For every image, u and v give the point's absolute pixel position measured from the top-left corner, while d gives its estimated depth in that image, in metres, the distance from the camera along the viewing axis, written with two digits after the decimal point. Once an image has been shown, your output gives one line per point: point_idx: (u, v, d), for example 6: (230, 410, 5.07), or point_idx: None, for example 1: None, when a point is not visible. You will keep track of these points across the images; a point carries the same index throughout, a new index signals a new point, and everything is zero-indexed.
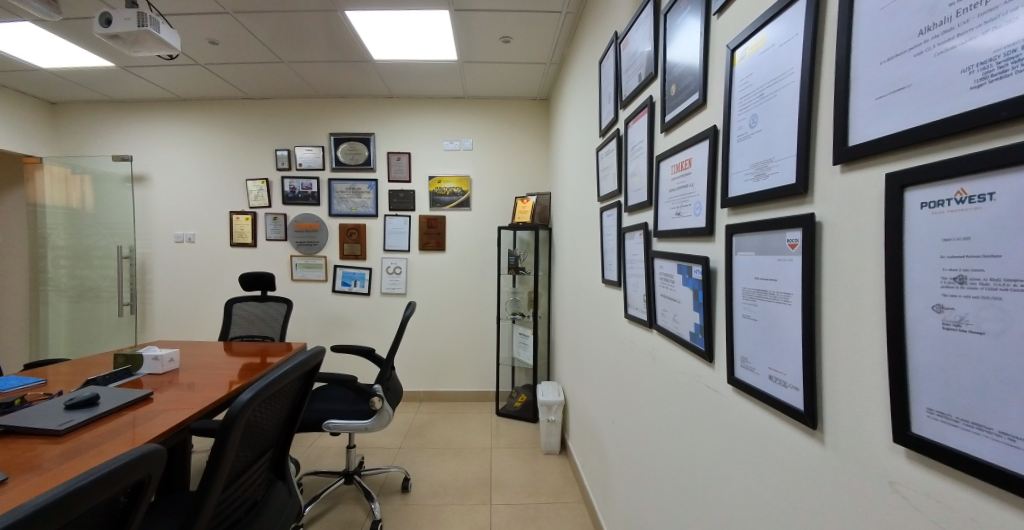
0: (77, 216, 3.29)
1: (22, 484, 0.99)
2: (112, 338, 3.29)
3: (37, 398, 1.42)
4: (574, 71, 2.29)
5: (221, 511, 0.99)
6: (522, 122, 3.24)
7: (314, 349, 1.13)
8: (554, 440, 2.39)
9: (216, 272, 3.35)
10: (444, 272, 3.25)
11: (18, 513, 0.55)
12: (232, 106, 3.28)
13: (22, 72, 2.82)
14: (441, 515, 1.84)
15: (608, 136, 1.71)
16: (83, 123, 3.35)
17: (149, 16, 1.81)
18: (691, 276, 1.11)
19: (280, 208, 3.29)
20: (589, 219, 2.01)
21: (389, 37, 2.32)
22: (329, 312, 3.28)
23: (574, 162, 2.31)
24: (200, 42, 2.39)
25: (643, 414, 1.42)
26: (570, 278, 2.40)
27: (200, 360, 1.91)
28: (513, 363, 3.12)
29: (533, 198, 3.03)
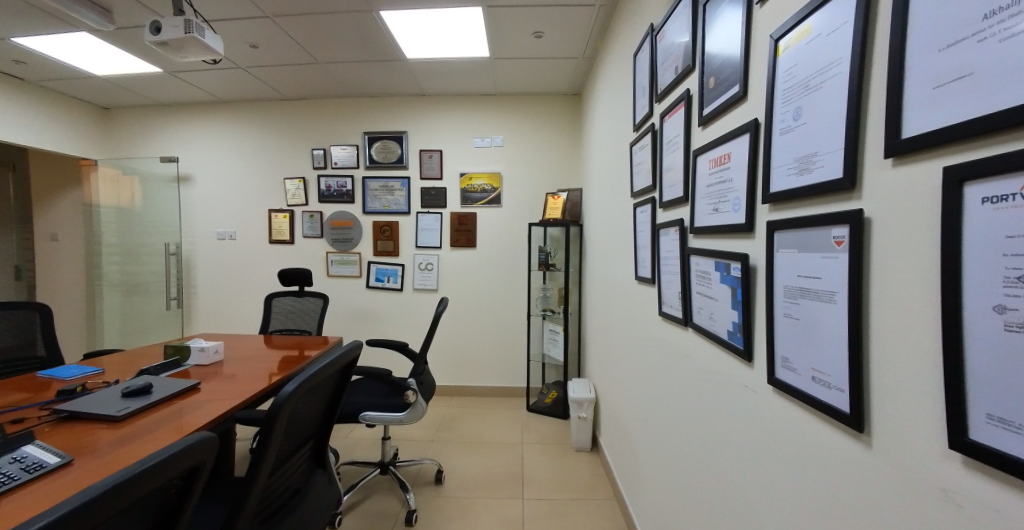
0: (128, 215, 3.48)
1: (85, 468, 1.06)
2: (161, 330, 3.47)
3: (98, 385, 1.51)
4: (606, 66, 2.26)
5: (267, 496, 1.03)
6: (553, 118, 3.21)
7: (351, 343, 1.15)
8: (585, 437, 2.38)
9: (254, 268, 3.46)
10: (474, 268, 3.26)
11: (91, 492, 0.60)
12: (270, 107, 3.38)
13: (78, 80, 2.98)
14: (472, 507, 1.87)
15: (643, 131, 1.68)
16: (131, 127, 3.52)
17: (194, 22, 1.88)
18: (729, 274, 1.10)
19: (316, 205, 3.37)
20: (620, 215, 1.99)
21: (423, 35, 2.35)
22: (363, 307, 3.36)
23: (605, 159, 2.27)
24: (240, 46, 2.46)
25: (678, 415, 1.39)
26: (601, 274, 2.37)
27: (242, 352, 1.99)
28: (543, 359, 3.12)
29: (564, 194, 2.99)
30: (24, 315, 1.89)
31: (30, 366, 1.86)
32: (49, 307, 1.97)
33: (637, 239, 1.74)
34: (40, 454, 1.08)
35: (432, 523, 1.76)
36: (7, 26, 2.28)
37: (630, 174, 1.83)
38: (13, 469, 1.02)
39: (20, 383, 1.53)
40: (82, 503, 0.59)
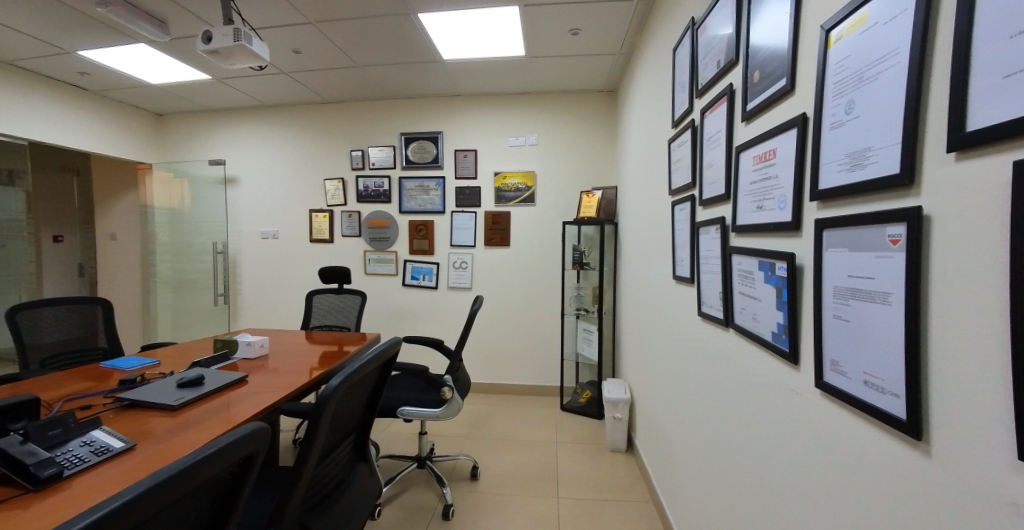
0: (179, 215, 3.67)
1: (146, 453, 1.13)
2: (210, 325, 3.65)
3: (156, 376, 1.60)
4: (643, 62, 2.23)
5: (314, 486, 1.07)
6: (588, 115, 3.18)
7: (391, 340, 1.18)
8: (620, 438, 2.35)
9: (295, 266, 3.58)
10: (507, 267, 3.27)
11: (162, 474, 0.64)
12: (311, 110, 3.49)
13: (135, 89, 3.16)
14: (508, 504, 1.88)
15: (682, 127, 1.64)
16: (183, 132, 3.71)
17: (242, 31, 1.96)
18: (774, 273, 1.06)
19: (354, 205, 3.46)
20: (658, 214, 1.95)
21: (460, 36, 2.37)
22: (399, 305, 3.43)
23: (642, 156, 2.24)
24: (285, 51, 2.55)
25: (718, 417, 1.36)
26: (637, 273, 2.34)
27: (285, 347, 2.07)
28: (577, 359, 3.10)
29: (598, 192, 2.97)
30: (87, 309, 2.02)
31: (94, 357, 1.99)
32: (109, 301, 2.07)
33: (675, 238, 1.71)
34: (106, 439, 1.16)
35: (467, 518, 1.79)
36: (72, 39, 2.44)
37: (669, 172, 1.80)
38: (83, 451, 1.11)
39: (87, 372, 1.64)
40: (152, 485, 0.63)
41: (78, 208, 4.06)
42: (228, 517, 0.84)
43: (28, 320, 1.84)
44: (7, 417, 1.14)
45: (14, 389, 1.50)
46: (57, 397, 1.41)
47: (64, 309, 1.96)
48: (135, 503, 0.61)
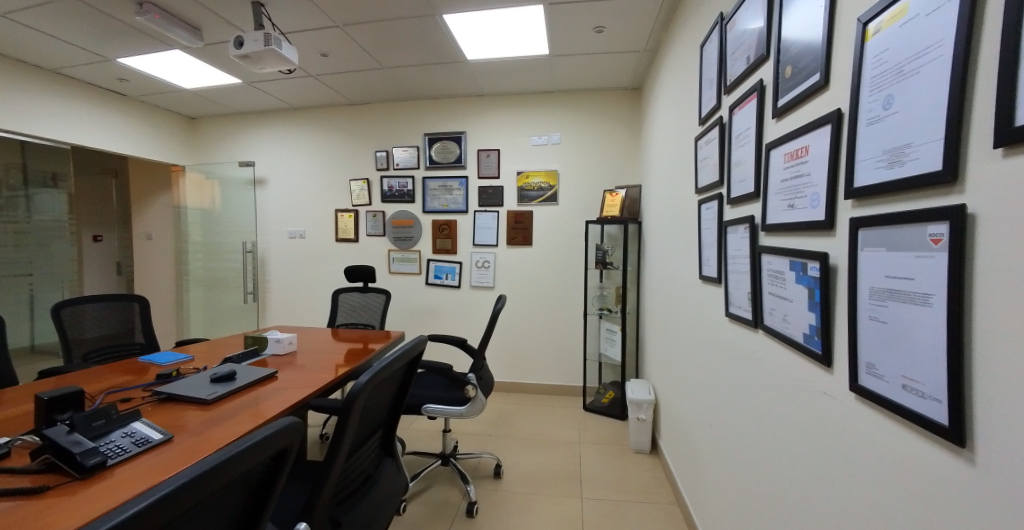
0: (210, 216, 3.80)
1: (182, 445, 1.18)
2: (240, 322, 3.76)
3: (191, 371, 1.66)
4: (669, 59, 2.19)
5: (344, 480, 1.09)
6: (612, 113, 3.14)
7: (417, 338, 1.19)
8: (644, 439, 2.33)
9: (320, 265, 3.66)
10: (530, 266, 3.27)
11: (205, 465, 0.66)
12: (337, 111, 3.55)
13: (170, 94, 3.27)
14: (531, 503, 1.89)
15: (709, 124, 1.62)
16: (215, 135, 3.83)
17: (273, 35, 2.01)
18: (806, 274, 1.04)
19: (379, 205, 3.51)
20: (684, 213, 1.92)
21: (484, 35, 2.37)
22: (422, 303, 3.47)
23: (668, 154, 2.21)
24: (313, 55, 2.60)
25: (746, 420, 1.34)
26: (662, 273, 2.31)
27: (312, 344, 2.12)
28: (599, 359, 3.08)
29: (622, 190, 2.95)
30: (125, 306, 2.10)
31: (132, 351, 2.07)
32: (145, 298, 2.15)
33: (702, 237, 1.68)
34: (146, 430, 1.21)
35: (491, 515, 1.80)
36: (111, 47, 2.54)
37: (695, 170, 1.77)
38: (125, 442, 1.15)
39: (126, 366, 1.71)
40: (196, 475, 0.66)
41: (116, 209, 4.24)
42: (263, 510, 0.86)
43: (72, 316, 1.93)
44: (56, 408, 1.20)
45: (60, 381, 1.57)
46: (99, 389, 1.48)
47: (105, 306, 2.04)
48: (181, 492, 0.63)
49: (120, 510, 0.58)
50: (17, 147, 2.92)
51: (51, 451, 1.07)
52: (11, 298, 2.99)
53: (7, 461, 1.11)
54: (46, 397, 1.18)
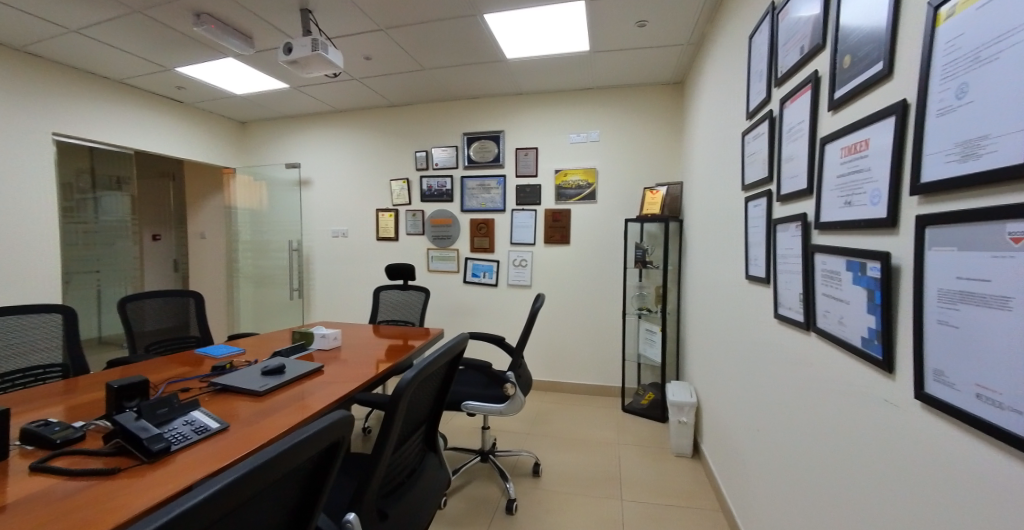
0: (259, 216, 3.99)
1: (237, 435, 1.24)
2: (287, 317, 3.92)
3: (242, 363, 1.75)
4: (714, 52, 2.13)
5: (389, 474, 1.12)
6: (653, 109, 3.07)
7: (458, 336, 1.20)
8: (686, 443, 2.28)
9: (362, 264, 3.76)
10: (566, 265, 3.25)
11: (267, 455, 0.69)
12: (378, 113, 3.65)
13: (224, 100, 3.45)
14: (570, 503, 1.88)
15: (758, 118, 1.56)
16: (264, 138, 4.02)
17: (320, 41, 2.07)
18: (864, 274, 0.98)
19: (418, 205, 3.58)
20: (729, 211, 1.87)
21: (524, 34, 2.37)
22: (459, 301, 3.52)
23: (712, 150, 2.14)
24: (357, 59, 2.68)
25: (797, 427, 1.28)
26: (705, 272, 2.25)
27: (355, 340, 2.19)
28: (638, 360, 3.04)
29: (663, 188, 2.89)
30: (181, 301, 2.23)
31: (190, 344, 2.20)
32: (201, 294, 2.27)
33: (749, 236, 1.63)
34: (204, 419, 1.29)
35: (530, 513, 1.81)
36: (170, 57, 2.69)
37: (742, 166, 1.71)
38: (186, 429, 1.23)
39: (184, 358, 1.82)
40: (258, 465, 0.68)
41: (173, 210, 4.51)
42: (316, 501, 0.89)
43: (135, 310, 2.06)
44: (124, 395, 1.29)
45: (126, 371, 1.69)
46: (161, 379, 1.58)
47: (165, 301, 2.18)
48: (245, 480, 0.65)
49: (195, 491, 0.61)
50: (87, 152, 3.15)
51: (121, 436, 1.15)
52: (82, 292, 3.23)
53: (83, 444, 1.20)
54: (115, 385, 1.27)
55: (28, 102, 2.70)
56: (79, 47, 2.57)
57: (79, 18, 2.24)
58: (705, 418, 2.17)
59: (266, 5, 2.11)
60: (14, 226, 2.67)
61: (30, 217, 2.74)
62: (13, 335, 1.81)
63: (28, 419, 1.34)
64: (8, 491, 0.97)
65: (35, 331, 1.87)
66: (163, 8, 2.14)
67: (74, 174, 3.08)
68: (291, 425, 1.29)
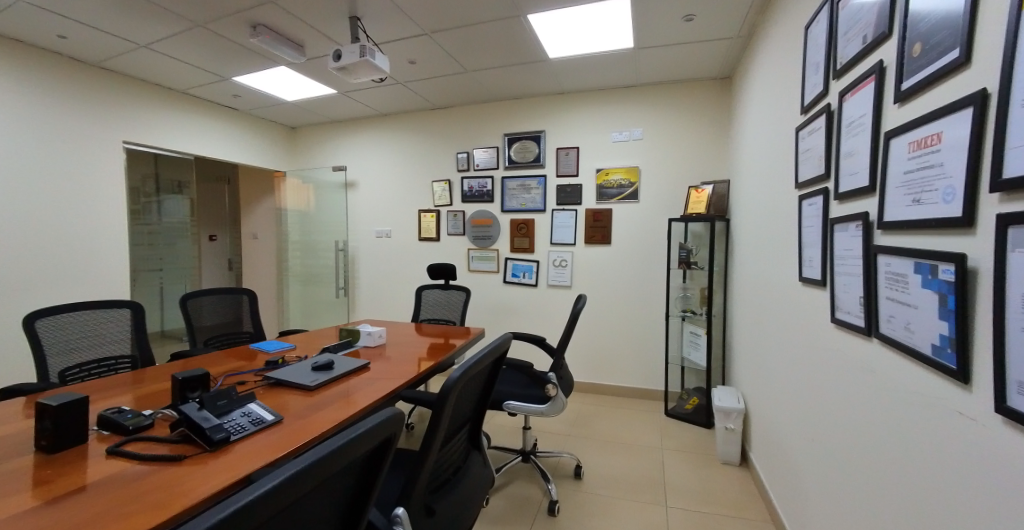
0: (308, 217, 4.18)
1: (291, 428, 1.30)
2: (333, 315, 4.08)
3: (293, 359, 1.83)
4: (766, 45, 2.05)
5: (436, 470, 1.15)
6: (700, 105, 2.98)
7: (502, 336, 1.21)
8: (733, 450, 2.21)
9: (404, 263, 3.86)
10: (607, 265, 3.22)
11: (324, 450, 0.68)
12: (421, 116, 3.73)
13: (275, 106, 3.61)
14: (613, 506, 1.87)
15: (814, 113, 1.49)
16: (312, 143, 4.20)
17: (367, 47, 2.14)
18: (935, 277, 0.92)
19: (459, 206, 3.64)
20: (781, 211, 1.79)
21: (566, 32, 2.36)
22: (498, 301, 3.55)
23: (762, 147, 2.07)
24: (402, 63, 2.74)
25: (856, 438, 1.23)
26: (753, 274, 2.17)
27: (398, 337, 2.25)
28: (682, 363, 2.97)
29: (708, 186, 2.82)
30: (234, 299, 2.36)
31: (242, 339, 2.31)
32: (252, 291, 2.40)
33: (803, 236, 1.56)
34: (260, 411, 1.36)
35: (572, 515, 1.80)
36: (227, 67, 2.84)
37: (795, 163, 1.65)
38: (244, 420, 1.30)
39: (240, 352, 1.93)
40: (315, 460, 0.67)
41: (228, 212, 4.79)
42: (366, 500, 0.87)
43: (193, 307, 2.19)
44: (188, 386, 1.38)
45: (188, 363, 1.81)
46: (221, 372, 1.68)
47: (220, 298, 2.31)
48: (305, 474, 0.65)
49: (260, 482, 0.61)
50: (152, 159, 3.38)
51: (186, 424, 1.23)
52: (147, 290, 3.47)
53: (152, 431, 1.30)
54: (180, 376, 1.36)
55: (102, 113, 2.93)
56: (147, 60, 2.76)
57: (148, 34, 2.40)
58: (755, 425, 2.09)
59: (318, 14, 2.19)
60: (89, 228, 2.90)
61: (103, 220, 2.97)
62: (89, 329, 1.97)
63: (105, 406, 1.46)
64: (89, 472, 1.06)
65: (107, 325, 2.03)
66: (224, 21, 2.26)
67: (140, 179, 3.32)
68: (339, 420, 1.33)
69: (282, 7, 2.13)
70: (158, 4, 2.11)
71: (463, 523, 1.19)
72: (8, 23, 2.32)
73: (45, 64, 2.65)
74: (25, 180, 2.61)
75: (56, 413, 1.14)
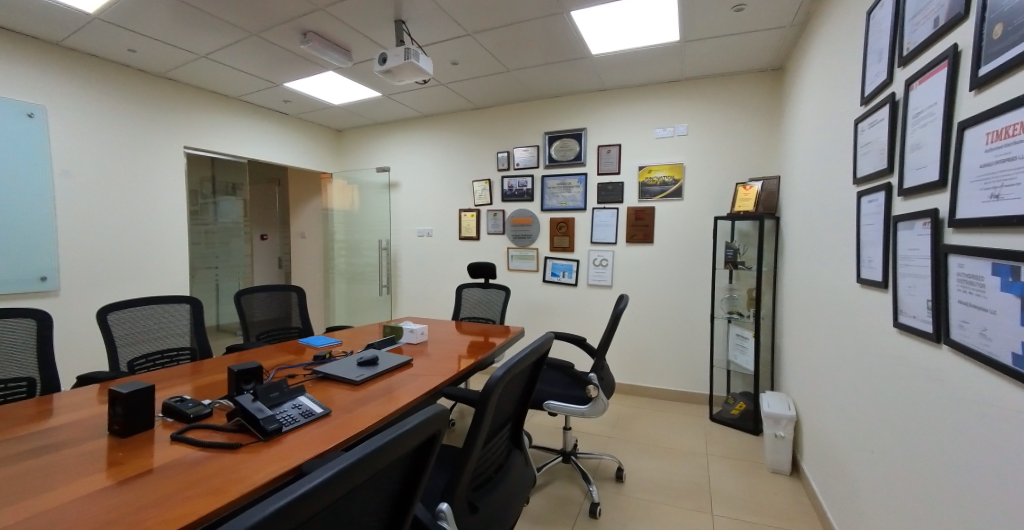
0: (353, 217, 4.34)
1: (338, 421, 1.34)
2: (376, 312, 4.21)
3: (339, 354, 1.91)
4: (822, 33, 1.95)
5: (478, 468, 1.16)
6: (748, 98, 2.87)
7: (543, 336, 1.21)
8: (783, 459, 2.12)
9: (444, 262, 3.93)
10: (648, 265, 3.16)
11: (374, 444, 0.68)
12: (462, 117, 3.78)
13: (323, 110, 3.76)
14: (656, 511, 1.84)
15: (876, 103, 1.40)
16: (357, 145, 4.35)
17: (411, 49, 2.19)
18: (1015, 280, 0.85)
19: (499, 205, 3.67)
20: (838, 209, 1.70)
21: (610, 28, 2.33)
22: (537, 300, 3.55)
23: (816, 141, 1.98)
24: (445, 64, 2.79)
25: (919, 451, 1.15)
26: (806, 274, 2.07)
27: (440, 335, 2.30)
28: (728, 366, 2.88)
29: (757, 183, 2.70)
30: (285, 295, 2.47)
31: (292, 334, 2.43)
32: (301, 288, 2.51)
33: (862, 235, 1.48)
34: (309, 404, 1.41)
35: (614, 518, 1.79)
36: (279, 74, 2.97)
37: (854, 157, 1.56)
38: (296, 412, 1.36)
39: (290, 346, 2.03)
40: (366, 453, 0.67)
41: (278, 213, 5.04)
42: (411, 498, 0.88)
43: (247, 302, 2.32)
44: (243, 378, 1.45)
45: (242, 356, 1.91)
46: (272, 365, 1.76)
47: (270, 294, 2.42)
48: (357, 468, 0.65)
49: (314, 473, 0.61)
50: (209, 162, 3.58)
51: (241, 414, 1.29)
52: (204, 287, 3.68)
53: (210, 419, 1.38)
54: (236, 369, 1.43)
55: (166, 120, 3.14)
56: (206, 70, 2.93)
57: (208, 44, 2.55)
58: (806, 433, 2.00)
59: (365, 19, 2.26)
60: (154, 228, 3.12)
61: (166, 220, 3.18)
62: (154, 322, 2.12)
63: (168, 394, 1.57)
64: (155, 456, 1.14)
65: (169, 319, 2.17)
66: (277, 30, 2.37)
67: (198, 182, 3.52)
68: (383, 414, 1.37)
69: (331, 14, 2.21)
70: (216, 16, 2.24)
71: (506, 523, 1.20)
72: (88, 40, 2.53)
73: (117, 76, 2.88)
74: (101, 183, 2.84)
75: (126, 400, 1.23)
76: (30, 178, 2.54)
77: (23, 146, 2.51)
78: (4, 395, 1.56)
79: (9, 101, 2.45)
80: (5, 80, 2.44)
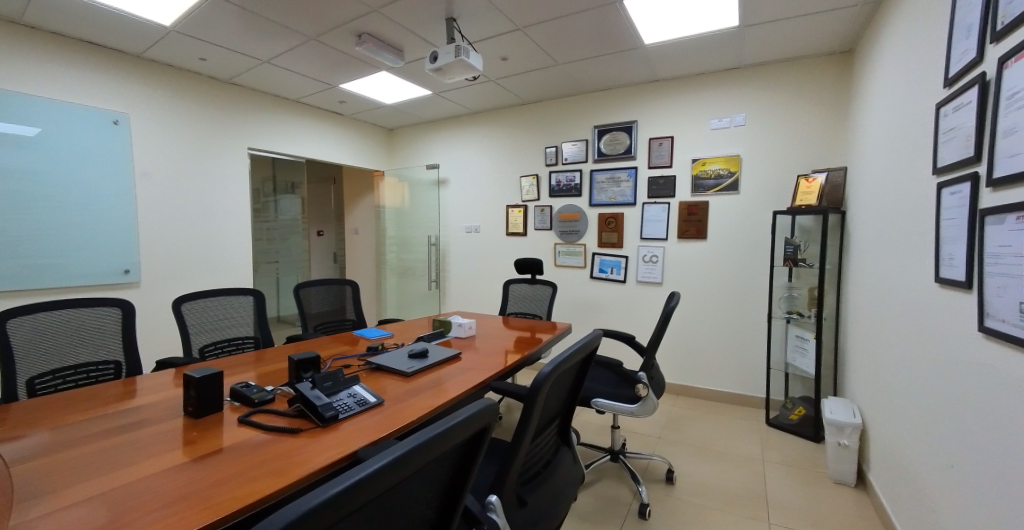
0: (403, 213, 4.47)
1: (389, 411, 1.39)
2: (425, 306, 4.33)
3: (391, 346, 1.97)
4: (900, 10, 1.79)
5: (527, 462, 1.17)
6: (814, 84, 2.69)
7: (592, 333, 1.19)
8: (847, 469, 1.99)
9: (491, 258, 3.97)
10: (701, 262, 3.04)
11: (426, 435, 0.70)
12: (509, 113, 3.80)
13: (376, 110, 3.88)
14: (708, 515, 1.78)
15: (962, 85, 1.27)
16: (406, 144, 4.47)
17: (462, 47, 2.21)
18: None
19: (546, 200, 3.66)
20: (914, 201, 1.57)
21: (663, 16, 2.26)
22: (585, 296, 3.52)
23: (890, 128, 1.83)
24: (494, 60, 2.80)
25: (1000, 466, 1.06)
26: (874, 272, 1.93)
27: (487, 330, 2.32)
28: (787, 369, 2.73)
29: (821, 174, 2.54)
30: (339, 289, 2.58)
31: (347, 326, 2.55)
32: (354, 282, 2.62)
33: (941, 230, 1.36)
34: (363, 393, 1.48)
35: (664, 520, 1.75)
36: (336, 76, 3.11)
37: (934, 145, 1.42)
38: (351, 401, 1.42)
39: (345, 338, 2.13)
40: (418, 443, 0.69)
41: (333, 210, 5.30)
42: (462, 488, 0.89)
43: (304, 295, 2.45)
44: (302, 367, 1.53)
45: (301, 346, 2.02)
46: (329, 355, 1.86)
47: (326, 287, 2.55)
48: (411, 456, 0.67)
49: (370, 460, 0.63)
50: (271, 162, 3.82)
51: (301, 401, 1.37)
52: (267, 280, 3.93)
53: (273, 404, 1.47)
54: (295, 358, 1.52)
55: (233, 124, 3.37)
56: (268, 75, 3.11)
57: (272, 50, 2.71)
58: (874, 442, 1.87)
59: (416, 19, 2.32)
60: (222, 225, 3.36)
61: (232, 218, 3.42)
62: (221, 312, 2.27)
63: (235, 379, 1.69)
64: (224, 436, 1.23)
65: (235, 309, 2.33)
66: (334, 33, 2.47)
67: (260, 182, 3.75)
68: (432, 406, 1.41)
69: (384, 15, 2.28)
70: (279, 23, 2.37)
71: (554, 519, 1.19)
72: (165, 52, 2.76)
73: (191, 84, 3.11)
74: (177, 184, 3.09)
75: (198, 384, 1.33)
76: (118, 179, 2.81)
77: (112, 151, 2.78)
78: (96, 376, 1.75)
79: (99, 109, 2.71)
80: (97, 91, 2.71)
